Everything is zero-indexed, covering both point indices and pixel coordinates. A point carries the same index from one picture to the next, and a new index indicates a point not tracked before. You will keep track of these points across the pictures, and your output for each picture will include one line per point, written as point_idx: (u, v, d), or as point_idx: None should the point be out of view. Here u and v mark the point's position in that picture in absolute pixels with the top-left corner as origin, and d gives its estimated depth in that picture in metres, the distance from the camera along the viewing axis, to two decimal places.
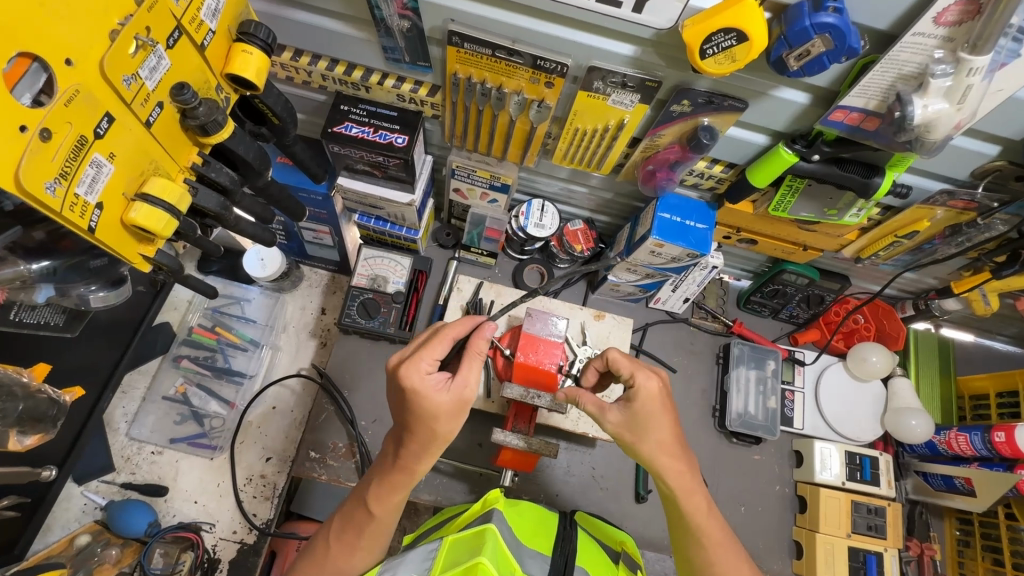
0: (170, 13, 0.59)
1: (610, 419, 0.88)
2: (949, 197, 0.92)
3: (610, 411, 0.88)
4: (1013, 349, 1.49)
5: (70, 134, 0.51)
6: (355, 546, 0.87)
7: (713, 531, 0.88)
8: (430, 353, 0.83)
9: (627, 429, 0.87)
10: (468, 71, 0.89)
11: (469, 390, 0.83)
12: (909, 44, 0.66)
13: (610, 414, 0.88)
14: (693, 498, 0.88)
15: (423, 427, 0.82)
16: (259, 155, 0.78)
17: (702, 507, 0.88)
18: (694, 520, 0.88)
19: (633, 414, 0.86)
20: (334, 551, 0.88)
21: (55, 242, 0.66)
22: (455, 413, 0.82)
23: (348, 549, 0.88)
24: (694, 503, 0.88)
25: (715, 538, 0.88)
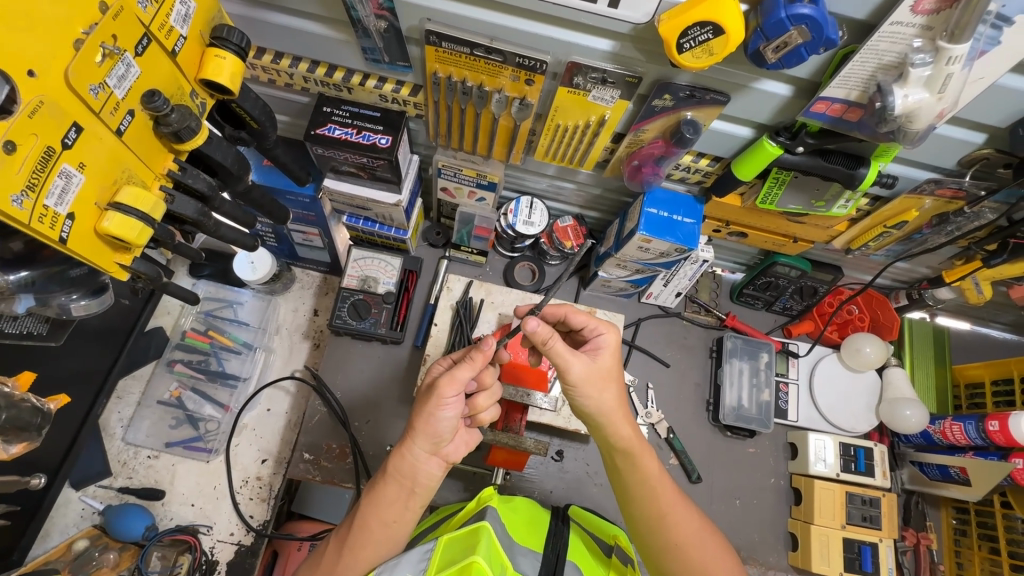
0: (137, 20, 0.59)
1: (574, 371, 0.83)
2: (936, 186, 0.91)
3: (578, 359, 0.83)
4: (1009, 336, 1.48)
5: (37, 145, 0.51)
6: (347, 547, 0.85)
7: (668, 501, 0.88)
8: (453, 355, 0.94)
9: (588, 383, 0.84)
10: (448, 70, 0.88)
11: (443, 380, 0.82)
12: (887, 33, 0.65)
13: (578, 363, 0.83)
14: (644, 465, 0.88)
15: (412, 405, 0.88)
16: (237, 160, 0.78)
17: (656, 471, 0.88)
18: (641, 491, 0.88)
19: (591, 371, 0.84)
20: (331, 553, 0.86)
21: (36, 252, 0.66)
22: (426, 398, 0.84)
23: (339, 550, 0.85)
24: (643, 469, 0.88)
25: (669, 502, 0.88)
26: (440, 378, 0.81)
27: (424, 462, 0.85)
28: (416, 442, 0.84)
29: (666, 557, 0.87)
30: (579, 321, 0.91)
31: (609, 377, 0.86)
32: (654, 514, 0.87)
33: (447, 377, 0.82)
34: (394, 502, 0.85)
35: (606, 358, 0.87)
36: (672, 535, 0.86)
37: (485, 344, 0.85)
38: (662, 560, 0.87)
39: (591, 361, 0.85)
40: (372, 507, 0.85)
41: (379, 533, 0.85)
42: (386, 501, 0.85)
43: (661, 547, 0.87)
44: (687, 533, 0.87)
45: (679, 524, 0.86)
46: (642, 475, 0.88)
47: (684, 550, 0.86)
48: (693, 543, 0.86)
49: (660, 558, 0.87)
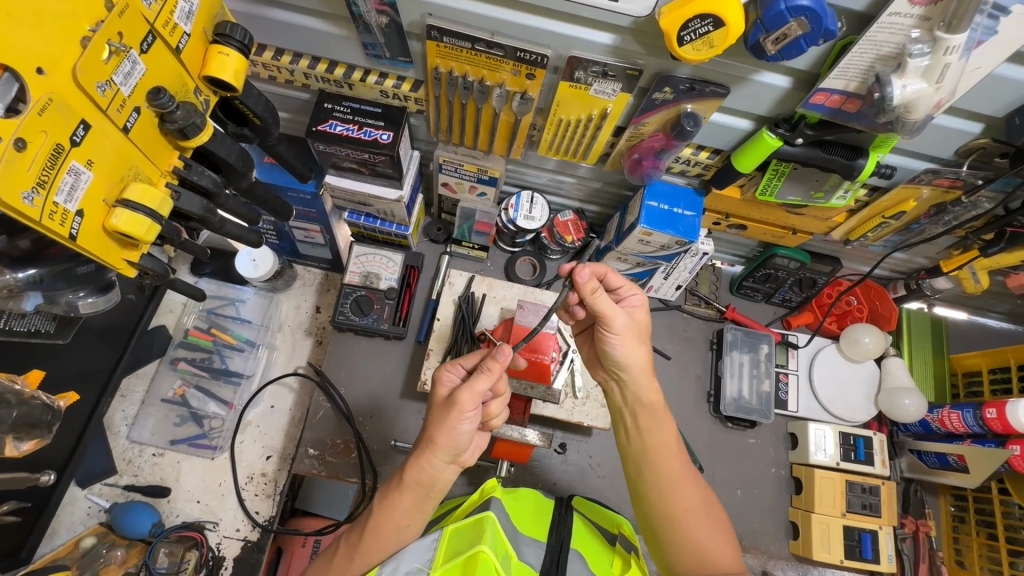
0: (142, 17, 0.59)
1: (618, 321, 0.87)
2: (934, 176, 0.92)
3: (622, 313, 0.87)
4: (1006, 326, 1.50)
5: (46, 142, 0.51)
6: (358, 553, 0.85)
7: (678, 473, 0.89)
8: (459, 361, 0.89)
9: (627, 336, 0.88)
10: (449, 65, 0.88)
11: (462, 395, 0.80)
12: (886, 24, 0.66)
13: (621, 316, 0.87)
14: (660, 431, 0.90)
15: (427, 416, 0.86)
16: (241, 157, 0.78)
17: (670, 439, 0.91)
18: (656, 453, 0.90)
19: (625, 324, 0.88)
20: (341, 556, 0.86)
21: (43, 250, 0.66)
22: (444, 411, 0.82)
23: (350, 555, 0.85)
24: (660, 435, 0.90)
25: (680, 472, 0.89)
26: (460, 394, 0.80)
27: (443, 471, 0.84)
28: (435, 454, 0.83)
29: (667, 524, 0.88)
30: (616, 281, 0.94)
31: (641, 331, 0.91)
32: (663, 479, 0.89)
33: (467, 393, 0.80)
34: (407, 500, 0.84)
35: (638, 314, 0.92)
36: (676, 504, 0.87)
37: (502, 353, 0.81)
38: (662, 526, 0.88)
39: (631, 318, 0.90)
40: (380, 503, 0.85)
41: (387, 529, 0.85)
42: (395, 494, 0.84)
43: (661, 514, 0.88)
44: (690, 507, 0.87)
45: (685, 515, 0.87)
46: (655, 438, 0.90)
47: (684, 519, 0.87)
48: (695, 515, 0.87)
49: (659, 525, 0.89)
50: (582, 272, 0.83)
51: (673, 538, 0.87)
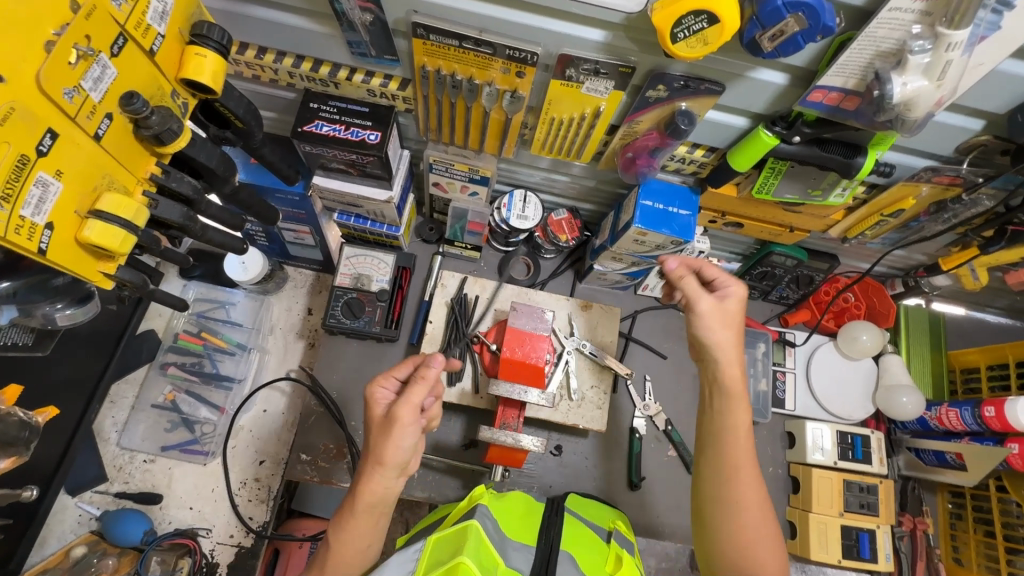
0: (112, 19, 0.56)
1: (698, 304, 0.87)
2: (934, 173, 0.90)
3: (704, 296, 0.87)
4: (1005, 321, 1.49)
5: (9, 153, 0.49)
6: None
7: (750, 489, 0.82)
8: (391, 374, 0.86)
9: (710, 319, 0.87)
10: (437, 63, 0.86)
11: (401, 408, 0.78)
12: (886, 20, 0.63)
13: (703, 299, 0.87)
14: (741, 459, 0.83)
15: (366, 438, 0.83)
16: (222, 161, 0.76)
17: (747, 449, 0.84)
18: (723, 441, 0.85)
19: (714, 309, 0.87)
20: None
21: (17, 261, 0.64)
22: (385, 429, 0.80)
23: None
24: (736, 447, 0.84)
25: (751, 477, 0.82)
26: (398, 406, 0.78)
27: (394, 484, 0.82)
28: (382, 471, 0.80)
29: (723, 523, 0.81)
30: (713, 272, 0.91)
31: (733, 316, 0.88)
32: (732, 487, 0.82)
33: (404, 404, 0.78)
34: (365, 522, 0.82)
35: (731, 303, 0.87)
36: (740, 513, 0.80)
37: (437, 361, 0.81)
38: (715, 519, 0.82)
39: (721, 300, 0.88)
40: (335, 528, 0.83)
41: (356, 542, 0.83)
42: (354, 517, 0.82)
43: (722, 519, 0.81)
44: (753, 517, 0.80)
45: None
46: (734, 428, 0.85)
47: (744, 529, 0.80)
48: (758, 529, 0.80)
49: (711, 516, 0.83)
50: (670, 262, 0.92)
51: (725, 545, 0.81)
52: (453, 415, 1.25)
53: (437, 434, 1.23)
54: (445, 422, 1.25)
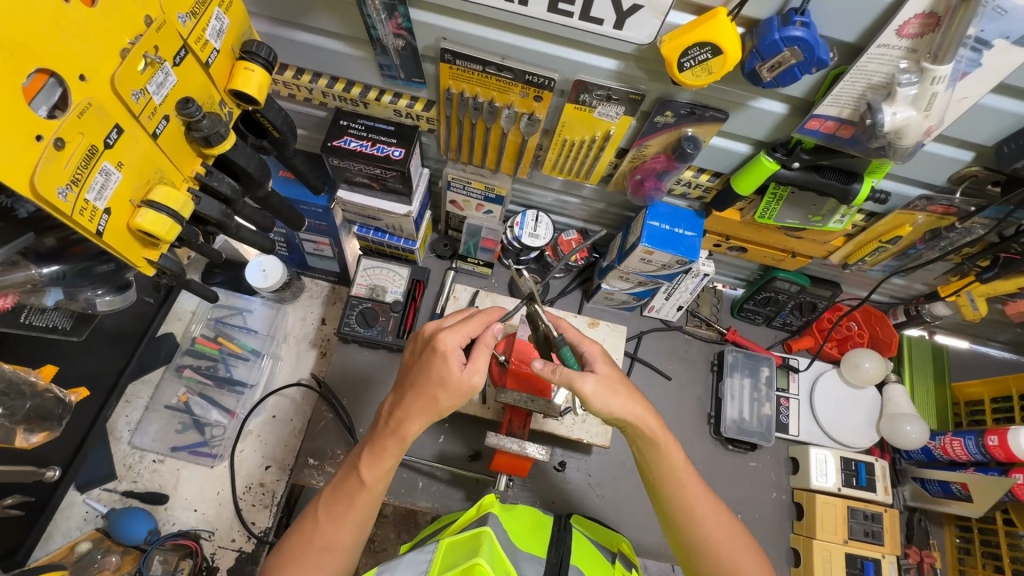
0: (177, 33, 0.63)
1: (585, 387, 0.87)
2: (928, 202, 0.95)
3: (585, 377, 0.87)
4: (1008, 355, 1.50)
5: (82, 143, 0.55)
6: (347, 519, 0.87)
7: (705, 517, 0.89)
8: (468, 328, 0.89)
9: (601, 394, 0.88)
10: (461, 86, 0.93)
11: (476, 378, 0.86)
12: (875, 55, 0.69)
13: (586, 380, 0.87)
14: (674, 473, 0.91)
15: (428, 382, 0.86)
16: (260, 166, 0.82)
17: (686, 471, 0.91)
18: (654, 455, 0.91)
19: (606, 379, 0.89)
20: (324, 523, 0.87)
21: (66, 249, 0.70)
22: (461, 393, 0.86)
23: (338, 522, 0.87)
24: (681, 483, 0.90)
25: (697, 495, 0.91)
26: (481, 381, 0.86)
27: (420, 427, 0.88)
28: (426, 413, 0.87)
29: (711, 556, 0.88)
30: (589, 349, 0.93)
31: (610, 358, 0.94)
32: (685, 506, 0.90)
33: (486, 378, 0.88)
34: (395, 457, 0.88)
35: (602, 364, 0.91)
36: (704, 528, 0.89)
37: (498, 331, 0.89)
38: (703, 561, 0.88)
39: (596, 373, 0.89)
40: (368, 460, 0.88)
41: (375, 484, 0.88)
42: (386, 456, 0.87)
43: (699, 544, 0.89)
44: (713, 527, 0.89)
45: (699, 506, 0.89)
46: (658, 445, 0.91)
47: (728, 554, 0.87)
48: (743, 557, 0.87)
49: (700, 554, 0.88)
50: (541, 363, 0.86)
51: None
52: (458, 426, 1.27)
53: (442, 444, 1.25)
54: (451, 433, 1.27)
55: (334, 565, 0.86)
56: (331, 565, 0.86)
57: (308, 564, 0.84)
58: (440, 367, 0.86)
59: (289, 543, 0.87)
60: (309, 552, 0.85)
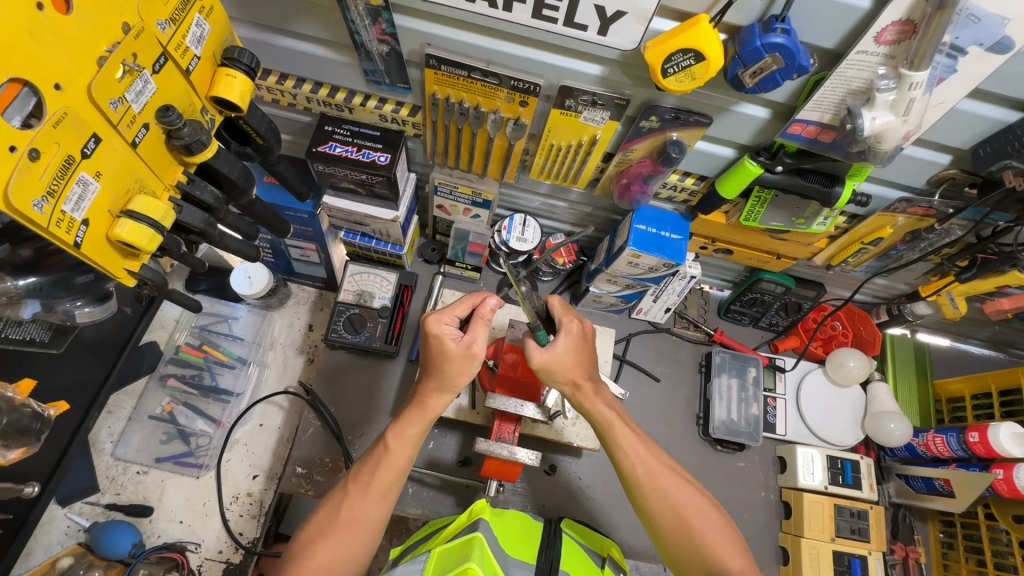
0: (156, 40, 0.62)
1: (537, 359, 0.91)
2: (908, 205, 0.97)
3: (540, 350, 0.91)
4: (987, 352, 1.53)
5: (58, 154, 0.54)
6: (371, 492, 0.85)
7: (652, 467, 0.92)
8: (454, 311, 0.91)
9: (550, 369, 0.92)
10: (447, 92, 0.92)
11: (476, 347, 0.89)
12: (854, 61, 0.70)
13: (540, 352, 0.91)
14: (623, 441, 0.94)
15: (430, 360, 0.90)
16: (243, 174, 0.81)
17: (636, 440, 0.95)
18: (592, 414, 0.96)
19: (558, 355, 0.92)
20: (352, 498, 0.85)
21: (43, 259, 0.69)
22: (465, 363, 0.88)
23: (363, 496, 0.85)
24: (620, 437, 0.94)
25: (637, 447, 0.94)
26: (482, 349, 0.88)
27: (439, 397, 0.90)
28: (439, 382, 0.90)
29: (664, 510, 0.90)
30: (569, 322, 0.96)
31: (581, 343, 0.95)
32: (628, 460, 0.93)
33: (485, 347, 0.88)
34: (420, 426, 0.89)
35: (564, 342, 0.93)
36: (659, 490, 0.90)
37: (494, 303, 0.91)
38: (659, 516, 0.90)
39: (554, 349, 0.92)
40: (394, 432, 0.89)
41: (399, 467, 0.87)
42: (410, 424, 0.89)
43: (659, 509, 0.90)
44: (660, 480, 0.91)
45: (642, 460, 0.93)
46: (602, 418, 0.95)
47: (684, 515, 0.89)
48: (697, 516, 0.89)
49: (657, 516, 0.90)
50: (491, 301, 0.91)
51: (686, 546, 0.88)
52: (449, 431, 1.27)
53: (432, 450, 1.25)
54: (441, 439, 1.27)
55: (361, 541, 0.84)
56: (360, 542, 0.83)
57: (335, 540, 0.82)
58: (436, 345, 0.89)
59: (314, 521, 0.85)
60: (337, 527, 0.83)
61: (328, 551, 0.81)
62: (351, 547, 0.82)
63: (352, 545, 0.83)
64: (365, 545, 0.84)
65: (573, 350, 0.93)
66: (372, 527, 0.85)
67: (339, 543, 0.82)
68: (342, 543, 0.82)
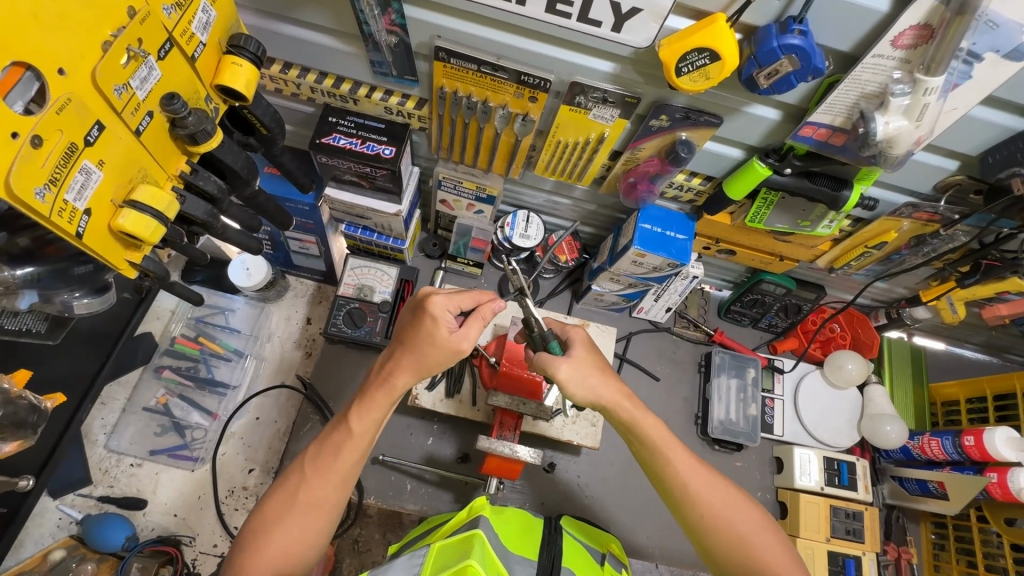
0: (162, 26, 0.61)
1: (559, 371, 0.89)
2: (913, 209, 0.97)
3: (561, 363, 0.90)
4: (981, 356, 1.55)
5: (60, 141, 0.52)
6: (332, 475, 0.83)
7: (705, 489, 0.87)
8: (456, 299, 0.91)
9: (576, 382, 0.90)
10: (455, 85, 0.91)
11: (465, 342, 0.89)
12: (869, 65, 0.70)
13: (561, 366, 0.90)
14: (672, 460, 0.89)
15: (414, 341, 0.89)
16: (247, 165, 0.79)
17: (688, 463, 0.88)
18: (639, 431, 0.91)
19: (579, 364, 0.91)
20: (311, 480, 0.83)
21: (41, 249, 0.67)
22: (443, 350, 0.88)
23: (324, 479, 0.83)
24: (669, 457, 0.89)
25: (688, 468, 0.88)
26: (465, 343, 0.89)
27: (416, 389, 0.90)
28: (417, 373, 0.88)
29: (719, 535, 0.84)
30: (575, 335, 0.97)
31: (593, 349, 0.95)
32: (677, 483, 0.87)
33: (469, 342, 0.89)
34: (383, 408, 0.87)
35: (579, 349, 0.93)
36: (712, 514, 0.85)
37: (496, 304, 0.92)
38: (714, 541, 0.84)
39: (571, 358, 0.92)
40: (356, 414, 0.87)
41: (361, 452, 0.86)
42: (374, 405, 0.87)
43: (711, 525, 0.85)
44: (715, 504, 0.86)
45: (692, 482, 0.87)
46: (648, 436, 0.90)
47: (745, 539, 0.83)
48: (758, 539, 0.83)
49: (707, 532, 0.85)
50: (496, 303, 0.91)
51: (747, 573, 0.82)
52: (448, 428, 1.27)
53: (431, 446, 1.24)
54: (440, 435, 1.26)
55: (320, 523, 0.82)
56: (320, 523, 0.82)
57: (297, 524, 0.80)
58: (429, 327, 0.88)
59: (272, 502, 0.83)
60: (294, 509, 0.81)
61: (288, 537, 0.79)
62: (308, 530, 0.81)
63: (309, 530, 0.81)
64: (323, 530, 0.83)
65: (589, 353, 0.94)
66: (331, 509, 0.83)
67: (299, 525, 0.80)
68: (304, 525, 0.81)
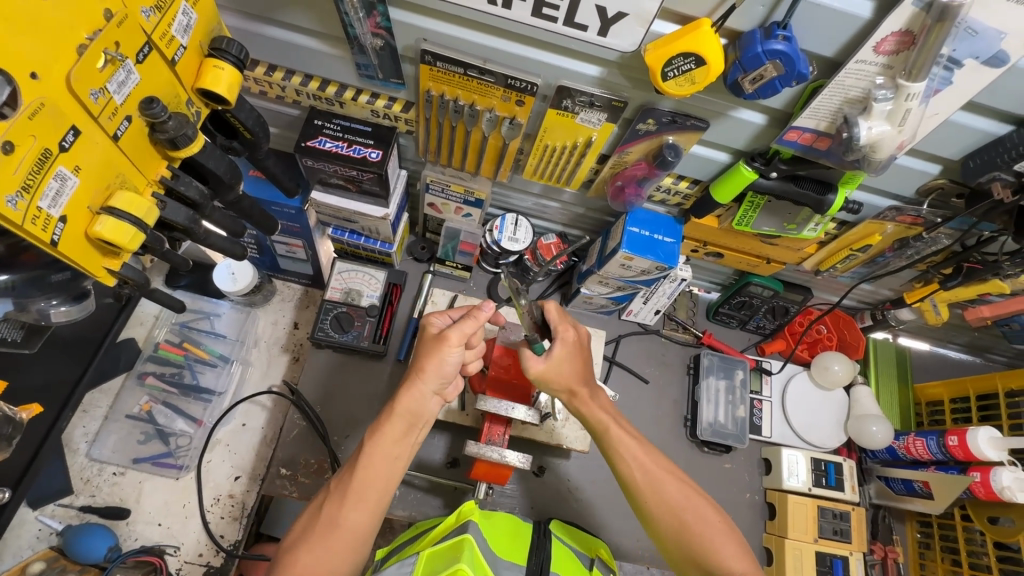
0: (140, 28, 0.59)
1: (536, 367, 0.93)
2: (897, 213, 0.98)
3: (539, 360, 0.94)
4: (964, 356, 1.57)
5: (33, 147, 0.51)
6: (350, 494, 0.83)
7: (657, 476, 0.91)
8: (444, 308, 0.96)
9: (548, 378, 0.95)
10: (441, 88, 0.90)
11: (451, 331, 0.87)
12: (852, 71, 0.71)
13: (540, 362, 0.94)
14: (624, 449, 0.93)
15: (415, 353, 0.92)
16: (230, 169, 0.78)
17: (639, 451, 0.93)
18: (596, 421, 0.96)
19: (556, 365, 0.95)
20: (333, 502, 0.83)
21: (18, 256, 0.65)
22: (432, 346, 0.88)
23: (343, 498, 0.82)
24: (623, 445, 0.94)
25: (639, 456, 0.93)
26: (450, 331, 0.86)
27: (430, 401, 0.89)
28: (423, 382, 0.88)
29: (666, 517, 0.89)
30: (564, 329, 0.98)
31: (578, 351, 0.98)
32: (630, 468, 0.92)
33: (456, 332, 0.87)
34: (396, 423, 0.87)
35: (561, 350, 0.96)
36: (661, 498, 0.90)
37: (485, 307, 0.90)
38: (662, 521, 0.89)
39: (551, 357, 0.95)
40: (372, 434, 0.87)
41: (380, 472, 0.85)
42: (386, 422, 0.87)
43: (666, 516, 0.89)
44: (663, 489, 0.90)
45: (643, 469, 0.92)
46: (602, 425, 0.96)
47: (688, 522, 0.88)
48: (701, 522, 0.88)
49: (656, 515, 0.90)
50: (486, 305, 0.90)
51: (690, 553, 0.86)
52: (437, 432, 1.26)
53: (420, 451, 1.24)
54: (429, 440, 1.26)
55: (348, 546, 0.80)
56: (344, 547, 0.80)
57: (320, 548, 0.79)
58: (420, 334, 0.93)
59: (298, 526, 0.83)
60: (320, 531, 0.81)
61: (312, 561, 0.78)
62: (337, 555, 0.79)
63: (335, 554, 0.79)
64: (352, 555, 0.81)
65: (570, 357, 0.96)
66: (362, 534, 0.82)
67: (319, 547, 0.79)
68: (329, 549, 0.79)
